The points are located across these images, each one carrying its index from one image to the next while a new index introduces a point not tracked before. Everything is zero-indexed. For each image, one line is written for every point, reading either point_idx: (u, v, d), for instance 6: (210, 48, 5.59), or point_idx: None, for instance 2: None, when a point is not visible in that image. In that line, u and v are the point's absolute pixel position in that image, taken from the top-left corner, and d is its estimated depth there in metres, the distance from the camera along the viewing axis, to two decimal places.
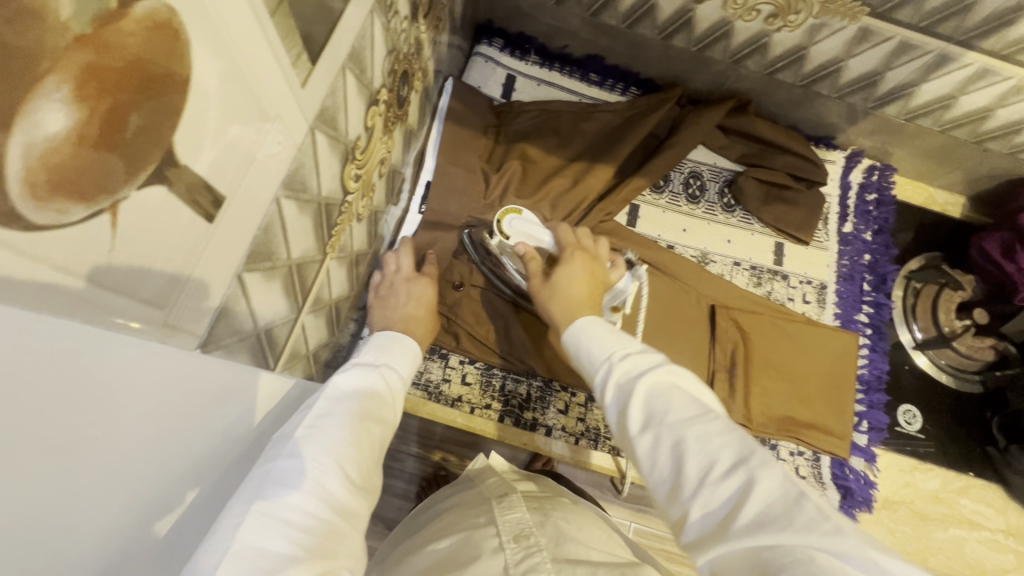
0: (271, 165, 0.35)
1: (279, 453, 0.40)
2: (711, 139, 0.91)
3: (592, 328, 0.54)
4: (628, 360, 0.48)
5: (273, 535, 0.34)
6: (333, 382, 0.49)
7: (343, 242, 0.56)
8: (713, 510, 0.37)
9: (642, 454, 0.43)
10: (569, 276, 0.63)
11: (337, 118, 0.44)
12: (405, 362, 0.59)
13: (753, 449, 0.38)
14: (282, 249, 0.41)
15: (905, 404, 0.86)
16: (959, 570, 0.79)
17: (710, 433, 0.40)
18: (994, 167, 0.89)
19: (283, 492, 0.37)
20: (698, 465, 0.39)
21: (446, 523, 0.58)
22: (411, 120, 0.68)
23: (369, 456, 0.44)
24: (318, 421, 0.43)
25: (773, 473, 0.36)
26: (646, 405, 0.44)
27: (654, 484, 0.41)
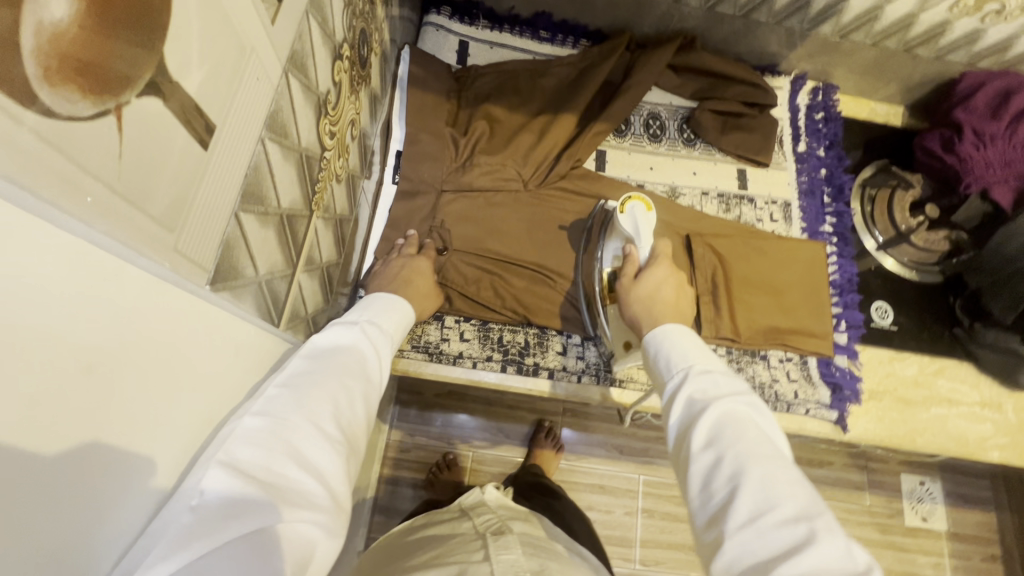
0: (254, 102, 0.36)
1: (252, 406, 0.41)
2: (664, 79, 0.94)
3: (680, 337, 0.60)
4: (706, 381, 0.54)
5: (239, 487, 0.36)
6: (311, 341, 0.50)
7: (327, 202, 0.56)
8: (755, 548, 0.42)
9: (698, 468, 0.48)
10: (657, 282, 0.69)
11: (307, 66, 0.44)
12: (397, 322, 0.61)
13: (819, 512, 0.43)
14: (272, 195, 0.42)
15: (876, 301, 0.91)
16: (946, 445, 0.84)
17: (775, 479, 0.45)
18: (926, 72, 0.95)
19: (250, 450, 0.38)
20: (753, 504, 0.44)
21: (438, 556, 0.59)
22: (374, 85, 0.69)
23: (346, 416, 0.45)
24: (292, 380, 0.45)
25: (833, 542, 0.41)
26: (715, 427, 0.49)
27: (700, 502, 0.47)
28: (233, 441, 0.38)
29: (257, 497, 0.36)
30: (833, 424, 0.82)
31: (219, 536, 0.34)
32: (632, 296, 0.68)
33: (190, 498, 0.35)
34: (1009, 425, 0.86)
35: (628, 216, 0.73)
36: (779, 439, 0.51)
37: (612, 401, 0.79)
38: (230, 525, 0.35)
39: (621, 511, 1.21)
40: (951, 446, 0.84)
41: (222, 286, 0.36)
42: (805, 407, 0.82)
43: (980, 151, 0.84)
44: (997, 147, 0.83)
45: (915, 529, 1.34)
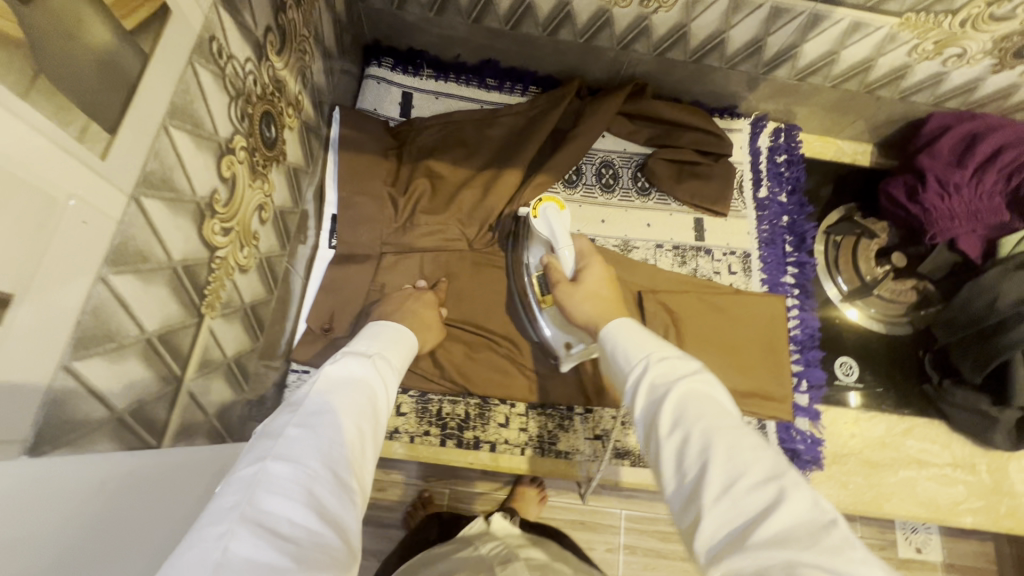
0: (79, 249, 0.33)
1: (271, 451, 0.38)
2: (617, 126, 0.91)
3: (625, 330, 0.54)
4: (664, 363, 0.47)
5: (264, 545, 0.33)
6: (324, 370, 0.47)
7: (226, 297, 0.53)
8: (734, 524, 0.36)
9: (668, 456, 0.42)
10: (595, 279, 0.65)
11: (173, 178, 0.41)
12: (397, 346, 0.58)
13: (785, 467, 0.38)
14: (129, 326, 0.39)
15: (842, 357, 0.87)
16: (914, 510, 0.80)
17: (741, 445, 0.39)
18: (893, 111, 0.91)
19: (275, 499, 0.36)
20: (724, 476, 0.38)
21: None
22: (293, 158, 0.66)
23: (363, 452, 0.43)
24: (311, 418, 0.42)
25: (803, 494, 0.36)
26: (678, 410, 0.43)
27: (677, 488, 0.40)
28: (259, 491, 0.36)
29: (285, 556, 0.33)
30: None
31: None
32: (576, 296, 0.63)
33: (217, 558, 0.31)
34: (982, 487, 0.82)
35: (544, 220, 0.71)
36: (736, 407, 0.46)
37: (556, 472, 0.76)
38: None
39: (602, 548, 1.20)
40: (919, 512, 0.80)
41: (53, 447, 0.34)
42: None
43: (945, 202, 0.80)
44: (963, 198, 0.79)
45: (909, 561, 1.30)
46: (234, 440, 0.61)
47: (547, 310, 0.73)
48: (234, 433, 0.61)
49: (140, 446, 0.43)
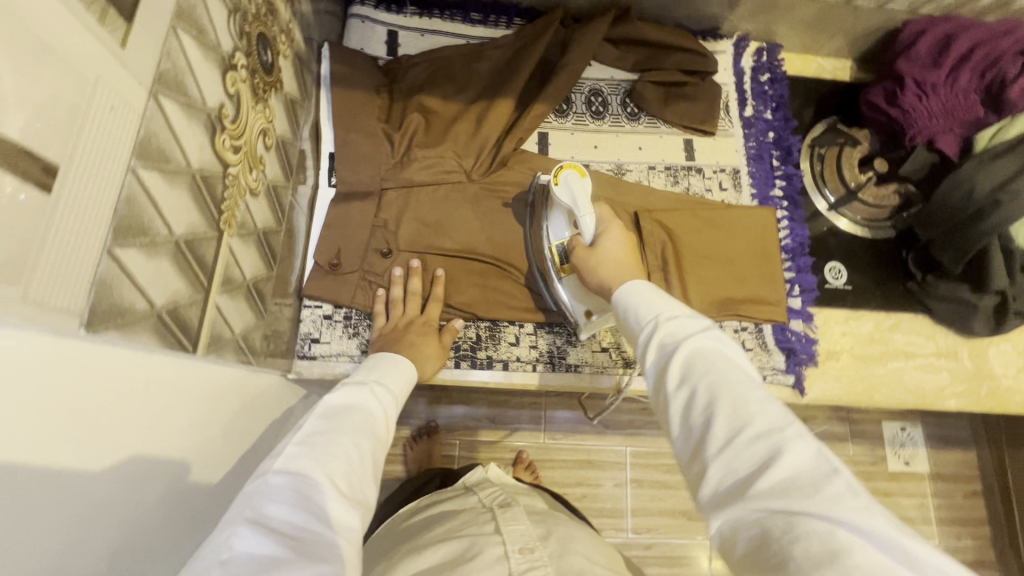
0: (110, 137, 0.34)
1: (273, 466, 0.43)
2: (602, 53, 0.91)
3: (637, 290, 0.57)
4: (673, 321, 0.50)
5: (266, 539, 0.37)
6: (323, 401, 0.52)
7: (241, 218, 0.55)
8: (738, 472, 0.38)
9: (676, 408, 0.45)
10: (610, 241, 0.67)
11: (184, 83, 0.42)
12: (399, 379, 0.63)
13: (790, 422, 0.40)
14: (159, 225, 0.41)
15: (831, 262, 0.92)
16: (903, 397, 0.85)
17: (747, 399, 0.41)
18: (870, 22, 0.92)
19: (276, 505, 0.40)
20: (728, 426, 0.40)
21: (451, 528, 0.66)
22: (289, 88, 0.66)
23: (359, 469, 0.46)
24: (310, 438, 0.46)
25: (810, 448, 0.37)
26: (685, 365, 0.46)
27: (683, 439, 0.43)
28: (261, 499, 0.40)
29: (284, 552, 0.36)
30: (791, 388, 0.83)
31: None
32: (592, 264, 0.66)
33: (223, 553, 0.36)
34: (964, 372, 0.87)
35: (566, 187, 0.71)
36: (749, 367, 0.47)
37: (569, 385, 0.80)
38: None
39: (610, 484, 1.33)
40: (908, 398, 0.85)
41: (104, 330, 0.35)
42: (762, 374, 0.83)
43: (923, 102, 0.83)
44: (939, 98, 0.82)
45: (898, 473, 1.39)
46: (257, 363, 0.63)
47: (566, 279, 0.74)
48: (256, 357, 0.63)
49: (177, 348, 0.45)
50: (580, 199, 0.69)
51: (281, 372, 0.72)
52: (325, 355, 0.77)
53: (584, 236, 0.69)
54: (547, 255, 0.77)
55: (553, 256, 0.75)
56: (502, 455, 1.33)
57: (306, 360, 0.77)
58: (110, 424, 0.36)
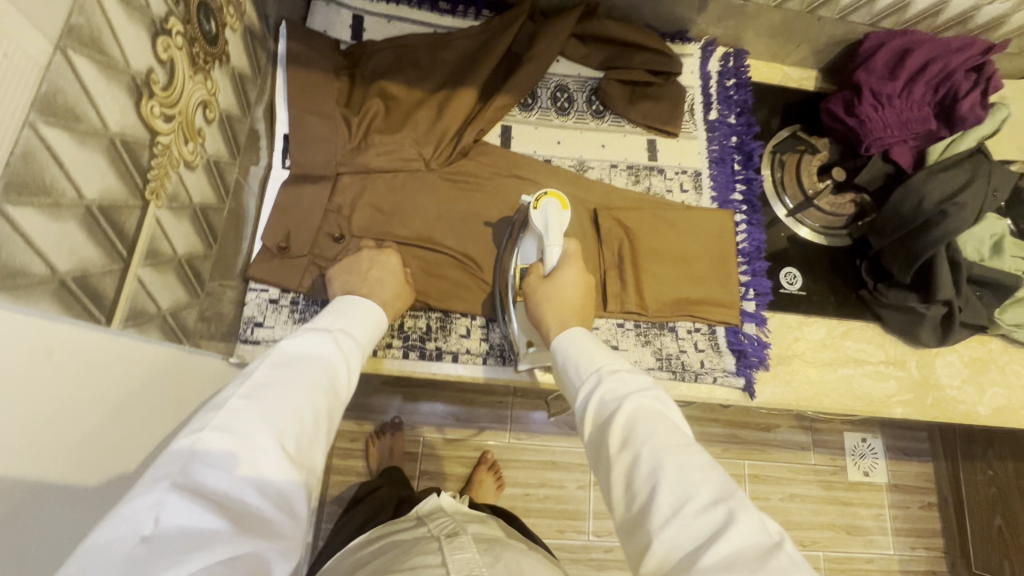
0: (3, 87, 0.33)
1: (212, 420, 0.41)
2: (570, 49, 0.91)
3: (578, 344, 0.59)
4: (616, 380, 0.53)
5: (198, 514, 0.36)
6: (278, 348, 0.50)
7: (172, 190, 0.53)
8: (683, 543, 0.41)
9: (619, 472, 0.47)
10: (566, 283, 0.70)
11: (103, 41, 0.41)
12: (361, 334, 0.61)
13: (732, 490, 0.43)
14: (66, 185, 0.39)
15: (787, 267, 0.92)
16: (851, 404, 0.86)
17: (689, 466, 0.44)
18: (833, 33, 0.94)
19: (211, 472, 0.38)
20: (672, 497, 0.43)
21: (394, 560, 0.62)
22: (237, 62, 0.64)
23: (310, 435, 0.45)
24: (258, 392, 0.44)
25: (751, 518, 0.40)
26: (627, 428, 0.48)
27: (628, 505, 0.45)
28: (195, 463, 0.38)
29: (218, 525, 0.36)
30: (741, 391, 0.83)
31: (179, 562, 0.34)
32: (540, 296, 0.69)
33: (147, 519, 0.34)
34: (911, 381, 0.89)
35: (543, 214, 0.73)
36: (687, 427, 0.51)
37: (518, 379, 0.79)
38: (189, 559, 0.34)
39: (573, 486, 1.32)
40: (856, 405, 0.86)
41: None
42: (712, 376, 0.83)
43: (878, 112, 0.85)
44: (895, 109, 0.84)
45: (857, 483, 1.41)
46: (191, 345, 0.62)
47: (519, 304, 0.76)
48: (189, 338, 0.62)
49: (85, 318, 0.43)
50: (557, 228, 0.72)
51: (221, 355, 0.70)
52: (268, 340, 0.75)
53: (545, 265, 0.72)
54: (507, 278, 0.78)
55: (513, 279, 0.76)
56: (464, 453, 1.31)
57: (249, 344, 0.74)
58: (14, 379, 0.35)
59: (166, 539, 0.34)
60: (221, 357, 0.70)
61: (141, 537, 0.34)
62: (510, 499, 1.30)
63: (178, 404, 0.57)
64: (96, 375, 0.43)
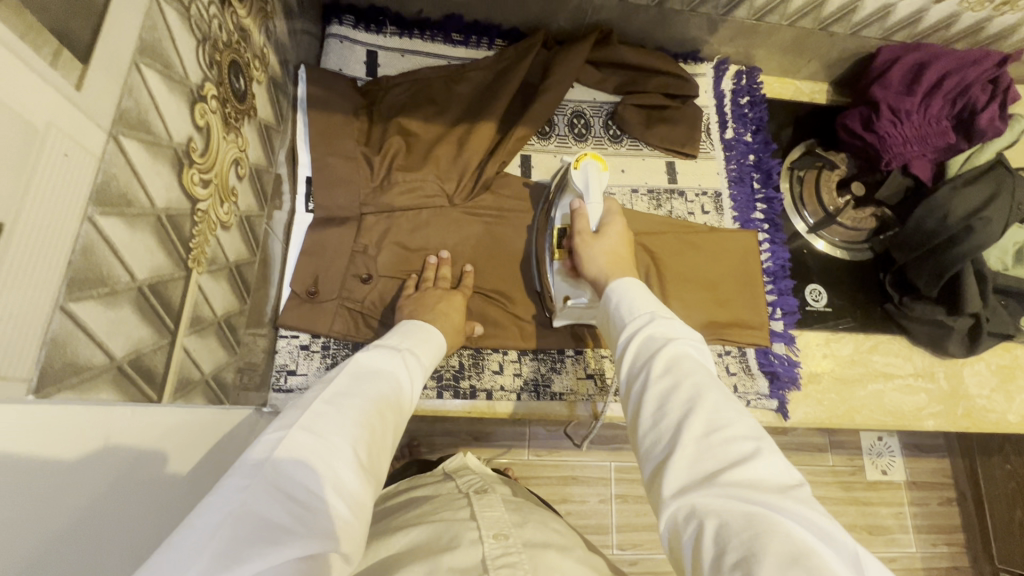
0: (62, 183, 0.32)
1: (298, 420, 0.41)
2: (585, 75, 0.91)
3: (635, 288, 0.59)
4: (667, 322, 0.53)
5: (277, 507, 0.35)
6: (356, 358, 0.50)
7: (211, 254, 0.52)
8: (710, 463, 0.40)
9: (653, 394, 0.47)
10: (614, 237, 0.69)
11: (149, 119, 0.40)
12: (427, 351, 0.60)
13: (763, 435, 0.43)
14: (120, 272, 0.38)
15: (811, 284, 0.92)
16: (883, 419, 0.86)
17: (728, 404, 0.45)
18: (845, 48, 0.94)
19: (295, 467, 0.38)
20: (707, 424, 0.43)
21: (424, 511, 0.63)
22: (263, 114, 0.64)
23: (381, 443, 0.44)
24: (338, 398, 0.44)
25: (776, 459, 0.41)
26: (672, 360, 0.48)
27: (656, 423, 0.45)
28: (279, 458, 0.38)
29: (293, 519, 0.35)
30: (774, 412, 0.83)
31: (255, 554, 0.32)
32: (591, 251, 0.67)
33: (232, 511, 0.34)
34: (940, 393, 0.89)
35: (583, 174, 0.72)
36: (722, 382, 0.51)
37: (553, 412, 0.79)
38: (267, 547, 0.33)
39: (595, 500, 1.32)
40: (887, 420, 0.86)
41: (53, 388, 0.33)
42: (745, 400, 0.83)
43: (897, 128, 0.85)
44: (913, 123, 0.84)
45: (877, 483, 1.41)
46: (229, 401, 0.61)
47: (559, 264, 0.75)
48: (228, 395, 0.61)
49: (140, 399, 0.42)
50: (598, 185, 0.72)
51: (256, 405, 0.70)
52: (301, 387, 0.74)
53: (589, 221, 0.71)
54: (546, 240, 0.78)
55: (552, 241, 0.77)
56: None
57: (282, 392, 0.74)
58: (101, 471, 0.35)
59: (248, 530, 0.33)
60: (256, 406, 0.69)
61: (226, 525, 0.33)
62: None
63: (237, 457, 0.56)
64: (161, 452, 0.42)
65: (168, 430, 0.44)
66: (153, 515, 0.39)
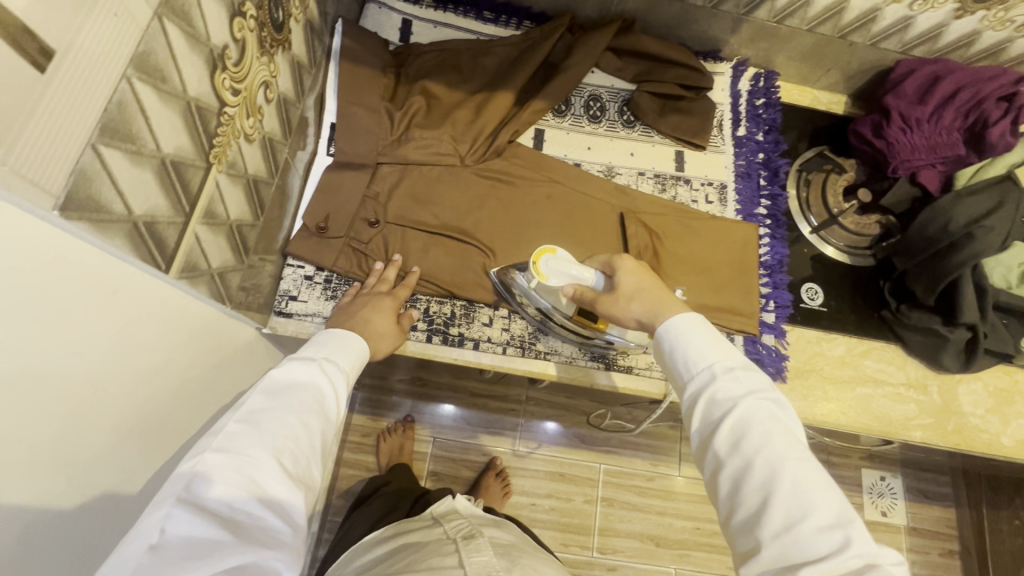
0: (109, 39, 0.37)
1: (211, 444, 0.44)
2: (605, 62, 0.96)
3: (695, 328, 0.55)
4: (731, 379, 0.50)
5: (203, 526, 0.40)
6: (268, 376, 0.52)
7: (232, 158, 0.58)
8: (790, 556, 0.41)
9: (726, 476, 0.47)
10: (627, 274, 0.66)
11: (191, 14, 0.46)
12: (350, 355, 0.62)
13: (850, 517, 0.42)
14: (148, 136, 0.43)
15: (808, 282, 0.93)
16: (868, 424, 0.85)
17: (808, 483, 0.44)
18: (865, 59, 0.96)
19: (213, 488, 0.42)
20: (787, 514, 0.42)
21: (411, 560, 0.67)
22: (297, 52, 0.70)
23: (307, 448, 0.48)
24: (253, 417, 0.47)
25: (866, 545, 0.40)
26: (741, 435, 0.47)
27: (734, 505, 0.46)
28: (194, 480, 0.42)
29: (219, 536, 0.40)
30: None
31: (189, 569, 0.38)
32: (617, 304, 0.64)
33: (154, 534, 0.39)
34: (932, 406, 0.87)
35: (556, 272, 0.71)
36: (799, 431, 0.49)
37: (536, 370, 0.81)
38: (199, 561, 0.39)
39: (580, 499, 1.31)
40: (873, 425, 0.85)
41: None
42: None
43: (907, 136, 0.87)
44: (922, 133, 0.86)
45: (874, 523, 1.36)
46: (231, 308, 0.65)
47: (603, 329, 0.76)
48: (233, 300, 0.65)
49: (150, 262, 0.47)
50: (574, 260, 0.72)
51: (256, 325, 0.74)
52: (300, 313, 0.78)
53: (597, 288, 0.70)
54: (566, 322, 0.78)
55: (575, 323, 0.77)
56: (473, 457, 1.32)
57: (283, 317, 0.78)
58: (100, 299, 0.41)
59: (175, 551, 0.38)
60: (255, 326, 0.73)
61: (151, 548, 0.38)
62: (515, 507, 1.29)
63: (214, 362, 0.61)
64: (149, 320, 0.47)
65: (101, 399, 0.43)
66: (124, 358, 0.45)
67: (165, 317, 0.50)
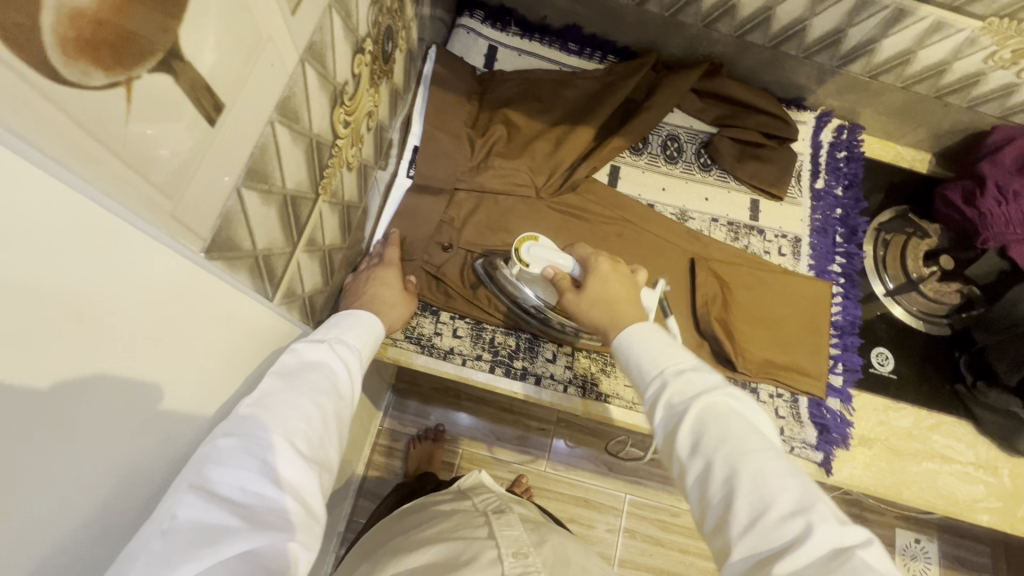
0: (263, 85, 0.38)
1: (222, 428, 0.42)
2: (686, 102, 0.95)
3: (638, 338, 0.56)
4: (681, 379, 0.50)
5: (214, 511, 0.38)
6: (282, 357, 0.51)
7: (335, 187, 0.59)
8: (760, 549, 0.40)
9: (692, 478, 0.46)
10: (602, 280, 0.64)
11: (325, 56, 0.46)
12: (361, 334, 0.61)
13: (813, 500, 0.41)
14: (277, 176, 0.44)
15: (878, 347, 0.91)
16: (934, 502, 0.80)
17: (769, 472, 0.43)
18: (957, 121, 0.93)
19: (223, 471, 0.40)
20: (750, 506, 0.42)
21: (442, 530, 0.67)
22: (397, 80, 0.71)
23: (320, 432, 0.47)
24: (265, 400, 0.46)
25: (828, 529, 0.39)
26: (698, 433, 0.47)
27: (705, 509, 0.45)
28: (206, 464, 0.40)
29: (232, 522, 0.38)
30: (817, 465, 0.81)
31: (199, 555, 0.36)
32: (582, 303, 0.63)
33: (162, 520, 0.36)
34: (1003, 490, 0.82)
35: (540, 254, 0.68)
36: (762, 421, 0.49)
37: (597, 414, 0.80)
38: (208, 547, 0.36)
39: (602, 527, 1.30)
40: (938, 503, 0.80)
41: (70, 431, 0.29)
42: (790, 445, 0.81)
43: (1002, 208, 0.84)
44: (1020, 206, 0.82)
45: None
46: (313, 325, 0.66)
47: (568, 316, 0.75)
48: (314, 318, 0.66)
49: (260, 291, 0.48)
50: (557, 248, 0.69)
51: None
52: None
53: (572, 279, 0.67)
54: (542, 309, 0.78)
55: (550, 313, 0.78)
56: (501, 474, 1.32)
57: None
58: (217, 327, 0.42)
59: (185, 535, 0.36)
60: None
61: (160, 534, 0.36)
62: None
63: None
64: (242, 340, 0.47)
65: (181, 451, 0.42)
66: (218, 378, 0.45)
67: (257, 336, 0.50)
